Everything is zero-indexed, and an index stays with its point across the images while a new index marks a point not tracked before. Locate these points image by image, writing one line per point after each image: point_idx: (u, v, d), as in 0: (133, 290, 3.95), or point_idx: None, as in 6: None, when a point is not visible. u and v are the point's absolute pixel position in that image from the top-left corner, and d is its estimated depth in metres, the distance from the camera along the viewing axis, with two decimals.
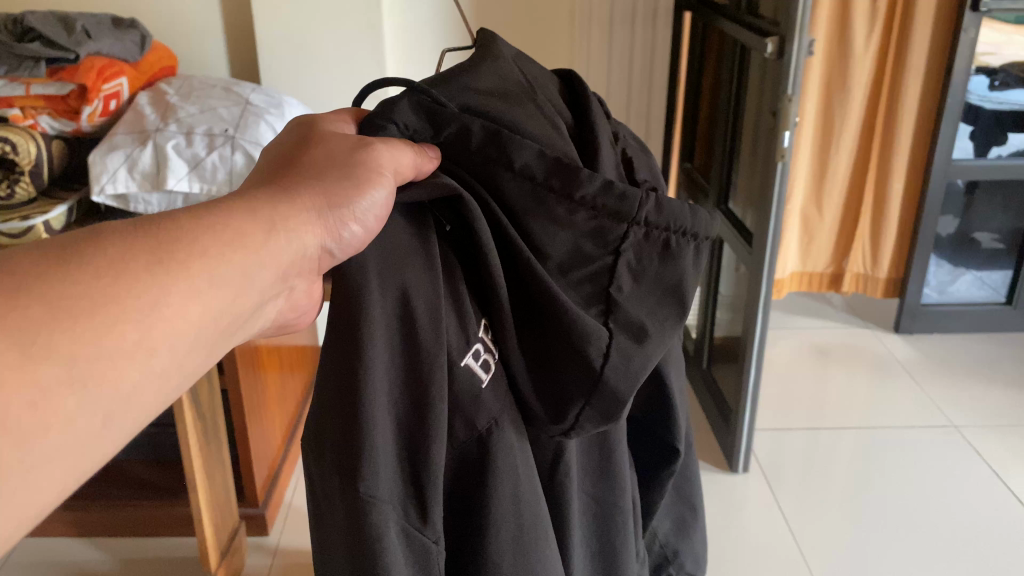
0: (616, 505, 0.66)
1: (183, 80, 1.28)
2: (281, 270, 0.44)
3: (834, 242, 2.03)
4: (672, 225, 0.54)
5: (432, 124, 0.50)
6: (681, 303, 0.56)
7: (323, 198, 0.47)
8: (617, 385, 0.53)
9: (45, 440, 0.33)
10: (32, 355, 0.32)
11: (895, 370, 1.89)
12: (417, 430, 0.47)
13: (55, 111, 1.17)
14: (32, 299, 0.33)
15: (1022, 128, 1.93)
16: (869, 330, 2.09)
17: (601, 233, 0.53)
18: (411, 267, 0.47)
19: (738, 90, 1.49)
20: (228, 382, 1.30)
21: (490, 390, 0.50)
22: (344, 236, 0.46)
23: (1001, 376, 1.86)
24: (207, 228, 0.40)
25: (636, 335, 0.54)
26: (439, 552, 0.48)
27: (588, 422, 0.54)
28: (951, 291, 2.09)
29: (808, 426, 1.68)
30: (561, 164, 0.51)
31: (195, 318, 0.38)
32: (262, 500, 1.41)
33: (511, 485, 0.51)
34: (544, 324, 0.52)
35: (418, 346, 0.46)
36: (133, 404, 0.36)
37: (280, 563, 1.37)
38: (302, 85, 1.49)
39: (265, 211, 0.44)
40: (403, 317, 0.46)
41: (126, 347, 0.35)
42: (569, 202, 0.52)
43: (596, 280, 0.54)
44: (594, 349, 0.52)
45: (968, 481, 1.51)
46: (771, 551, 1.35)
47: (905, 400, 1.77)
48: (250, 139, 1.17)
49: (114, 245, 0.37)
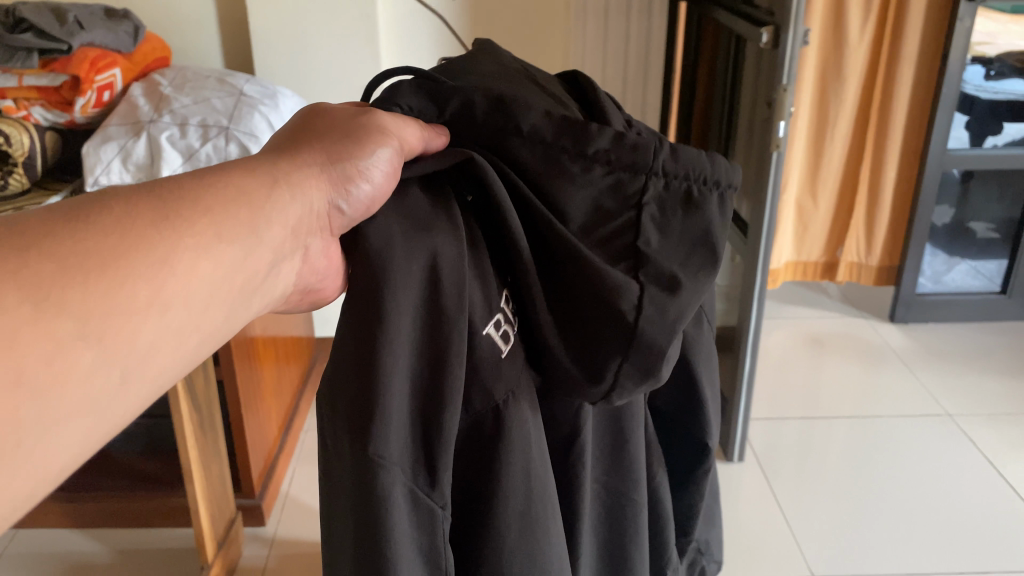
0: (626, 495, 0.65)
1: (177, 72, 1.27)
2: (291, 228, 0.44)
3: (829, 232, 2.04)
4: (692, 173, 0.52)
5: (435, 105, 0.50)
6: (711, 252, 0.53)
7: (328, 158, 0.47)
8: (654, 336, 0.50)
9: (64, 394, 0.32)
10: (44, 310, 0.31)
11: (890, 359, 1.90)
12: (434, 394, 0.44)
13: (48, 103, 1.17)
14: (41, 256, 0.32)
15: (1017, 118, 1.94)
16: (864, 319, 2.10)
17: (619, 187, 0.51)
18: (437, 228, 0.45)
19: (733, 81, 1.49)
20: (224, 373, 1.30)
21: (509, 362, 0.49)
22: (352, 193, 0.45)
23: (996, 364, 1.87)
24: (211, 189, 0.40)
25: (666, 285, 0.51)
26: (446, 518, 0.45)
27: (628, 381, 0.51)
28: (946, 280, 2.09)
29: (803, 415, 1.69)
30: (569, 121, 0.49)
31: (207, 275, 0.38)
32: (258, 491, 1.42)
33: (521, 454, 0.49)
34: (571, 285, 0.50)
35: (441, 309, 0.44)
36: (148, 362, 0.36)
37: (277, 554, 1.37)
38: (296, 75, 1.48)
39: (273, 171, 0.44)
40: (428, 279, 0.44)
41: (139, 304, 0.34)
42: (582, 158, 0.50)
43: (621, 236, 0.51)
44: (624, 301, 0.49)
45: (962, 469, 1.52)
46: (766, 540, 1.35)
47: (899, 389, 1.78)
48: (244, 130, 1.17)
49: (117, 207, 0.36)
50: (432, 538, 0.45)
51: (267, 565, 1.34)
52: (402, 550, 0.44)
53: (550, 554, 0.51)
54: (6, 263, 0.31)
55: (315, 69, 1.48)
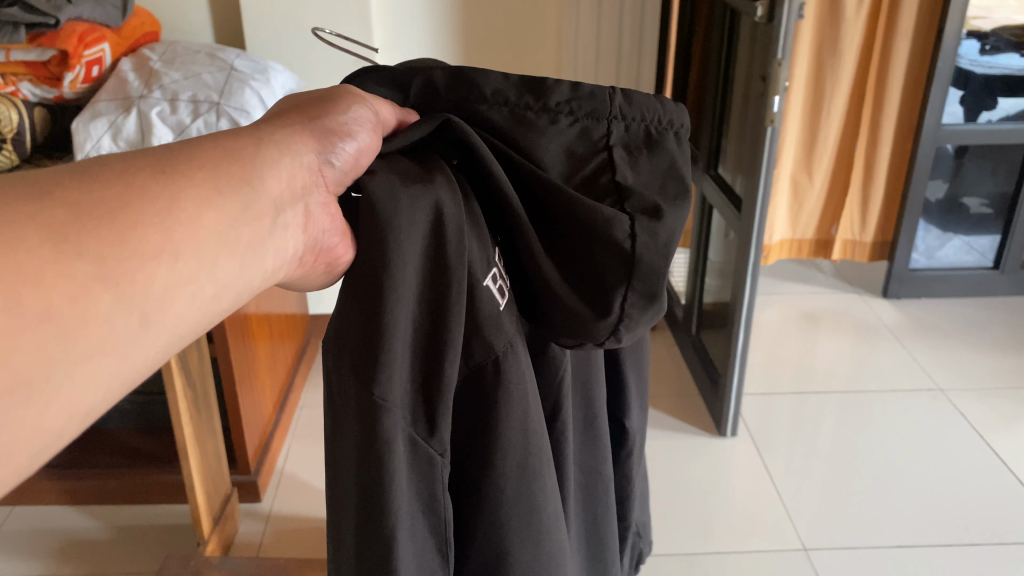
0: (598, 472, 0.66)
1: (167, 46, 1.26)
2: (285, 184, 0.40)
3: (823, 208, 2.04)
4: (647, 116, 0.52)
5: (399, 91, 0.51)
6: (681, 187, 0.53)
7: (306, 118, 0.44)
8: (652, 259, 0.50)
9: (79, 336, 0.30)
10: (64, 251, 0.29)
11: (883, 335, 1.91)
12: (435, 342, 0.44)
13: (36, 77, 1.16)
14: (53, 202, 0.30)
15: (1013, 93, 1.93)
16: (857, 295, 2.10)
17: (587, 134, 0.51)
18: (438, 181, 0.44)
19: (726, 57, 1.48)
20: (218, 350, 1.30)
21: (507, 314, 0.48)
22: (339, 146, 0.43)
23: (989, 339, 1.88)
24: (211, 146, 0.37)
25: (651, 212, 0.50)
26: (444, 466, 0.45)
27: (635, 298, 0.50)
28: (938, 256, 2.10)
29: (796, 390, 1.70)
30: (527, 79, 0.49)
31: (214, 225, 0.35)
32: (254, 467, 1.43)
33: (520, 407, 0.48)
34: (567, 230, 0.50)
35: (445, 258, 0.43)
36: (165, 312, 0.33)
37: (273, 528, 1.38)
38: (288, 50, 1.47)
39: (259, 133, 0.41)
40: (434, 226, 0.43)
41: (152, 252, 0.32)
42: (545, 111, 0.50)
43: (601, 178, 0.51)
44: (616, 231, 0.49)
45: (954, 444, 1.54)
46: (759, 513, 1.37)
47: (892, 365, 1.79)
48: (235, 105, 1.16)
49: (122, 162, 0.34)
50: (430, 483, 0.45)
51: (263, 540, 1.35)
52: (400, 500, 0.43)
53: (545, 508, 0.51)
54: (23, 204, 0.29)
55: (309, 43, 1.47)
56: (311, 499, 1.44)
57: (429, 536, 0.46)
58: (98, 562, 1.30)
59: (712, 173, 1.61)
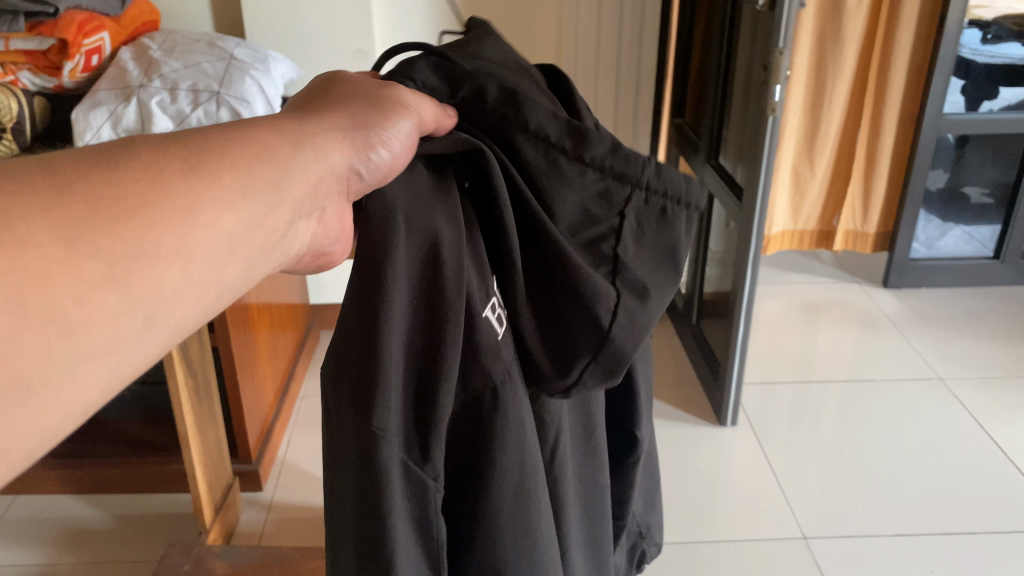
0: (597, 485, 0.66)
1: (167, 36, 1.26)
2: (309, 192, 0.40)
3: (824, 198, 2.04)
4: (669, 193, 0.53)
5: (448, 85, 0.48)
6: (674, 270, 0.55)
7: (350, 122, 0.43)
8: (623, 343, 0.51)
9: (88, 336, 0.30)
10: (75, 249, 0.29)
11: (883, 324, 1.91)
12: (428, 371, 0.43)
13: (36, 67, 1.15)
14: (73, 197, 0.30)
15: (1014, 82, 1.93)
16: (857, 284, 2.10)
17: (607, 194, 0.51)
18: (439, 212, 0.44)
19: (728, 46, 1.47)
20: (219, 340, 1.30)
21: (506, 343, 0.48)
22: (373, 158, 0.42)
23: (989, 329, 1.88)
24: (240, 142, 0.37)
25: (638, 296, 0.52)
26: (438, 492, 0.45)
27: (593, 378, 0.51)
28: (939, 246, 2.10)
29: (796, 379, 1.71)
30: (572, 126, 0.49)
31: (229, 228, 0.35)
32: (255, 457, 1.43)
33: (517, 441, 0.48)
34: (555, 288, 0.49)
35: (441, 287, 0.43)
36: (174, 311, 0.33)
37: (274, 518, 1.38)
38: (289, 39, 1.46)
39: (293, 128, 0.41)
40: (428, 258, 0.43)
41: (164, 251, 0.32)
42: (579, 162, 0.49)
43: (602, 241, 0.51)
44: (601, 307, 0.49)
45: (953, 433, 1.54)
46: (759, 502, 1.37)
47: (893, 354, 1.79)
48: (235, 95, 1.16)
49: (147, 155, 0.34)
50: (425, 508, 0.45)
51: (264, 530, 1.36)
52: (396, 526, 0.44)
53: (541, 530, 0.51)
54: (36, 199, 0.29)
55: (310, 33, 1.46)
56: (312, 490, 1.45)
57: (423, 560, 0.46)
58: (100, 551, 1.31)
59: (712, 162, 1.61)
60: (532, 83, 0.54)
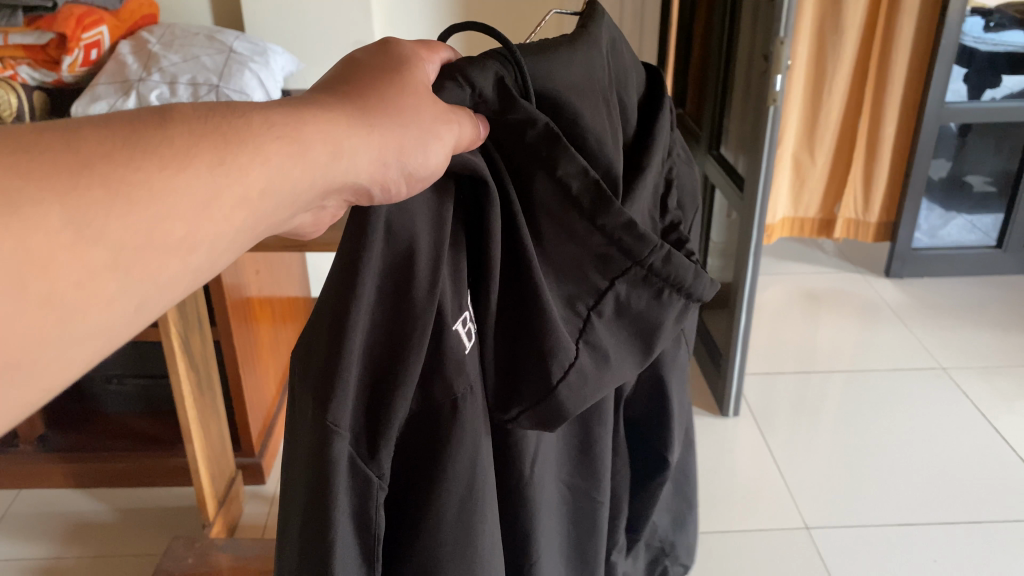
0: (592, 495, 0.65)
1: (166, 29, 1.25)
2: (313, 198, 0.38)
3: (826, 187, 2.04)
4: (670, 278, 0.52)
5: (501, 103, 0.44)
6: (642, 351, 0.54)
7: (395, 143, 0.40)
8: (567, 403, 0.49)
9: (81, 322, 0.30)
10: (83, 237, 0.29)
11: (885, 314, 1.91)
12: (392, 378, 0.42)
13: (35, 61, 1.15)
14: (95, 179, 0.29)
15: (1017, 70, 1.92)
16: (859, 274, 2.10)
17: (605, 259, 0.50)
18: (420, 217, 0.42)
19: (729, 36, 1.47)
20: (221, 333, 1.30)
21: (472, 356, 0.47)
22: (392, 192, 0.40)
23: (991, 318, 1.88)
24: (280, 131, 0.35)
25: (597, 362, 0.51)
26: (382, 490, 0.44)
27: (530, 421, 0.49)
28: (941, 235, 2.10)
29: (798, 369, 1.71)
30: (599, 189, 0.47)
31: (240, 224, 0.34)
32: (258, 449, 1.43)
33: (471, 449, 0.47)
34: (523, 329, 0.48)
35: (410, 294, 0.41)
36: (170, 295, 0.33)
37: (277, 511, 1.38)
38: (289, 31, 1.46)
39: (336, 132, 0.38)
40: (401, 262, 0.41)
41: (172, 244, 0.31)
42: (592, 223, 0.48)
43: (579, 294, 0.51)
44: (554, 364, 0.48)
45: (956, 422, 1.54)
46: (761, 491, 1.38)
47: (894, 343, 1.79)
48: (234, 88, 1.16)
49: (183, 133, 0.32)
50: (364, 505, 0.45)
51: (268, 522, 1.36)
52: (335, 517, 0.43)
53: (482, 545, 0.50)
54: (57, 181, 0.28)
55: (311, 23, 1.46)
56: None
57: (357, 556, 0.46)
58: (104, 544, 1.31)
59: (714, 152, 1.61)
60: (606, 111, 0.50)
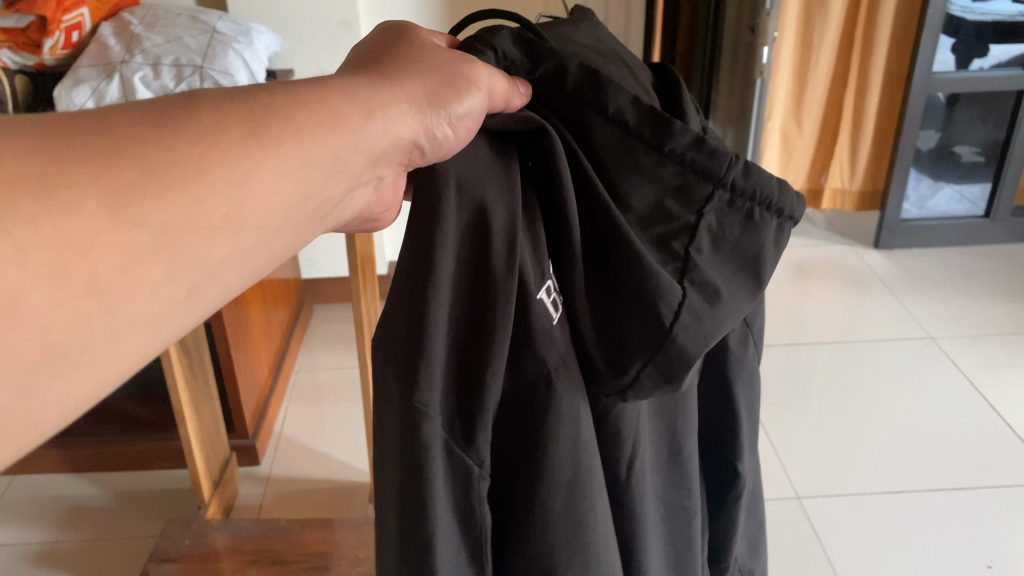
0: (683, 501, 0.60)
1: (147, 10, 1.23)
2: (364, 162, 0.38)
3: (813, 157, 2.04)
4: (759, 195, 0.47)
5: (530, 60, 0.44)
6: (754, 282, 0.47)
7: (424, 95, 0.40)
8: (684, 345, 0.44)
9: (131, 306, 0.28)
10: (122, 219, 0.28)
11: (874, 285, 1.92)
12: (478, 351, 0.40)
13: (16, 45, 1.12)
14: (127, 161, 0.29)
15: (1004, 39, 1.92)
16: (848, 245, 2.11)
17: (686, 189, 0.45)
18: (490, 183, 0.41)
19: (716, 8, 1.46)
20: (211, 317, 1.30)
21: (559, 328, 0.44)
22: (439, 135, 0.40)
23: (980, 288, 1.89)
24: (308, 99, 0.35)
25: (706, 302, 0.45)
26: (484, 479, 0.41)
27: (648, 380, 0.44)
28: (929, 205, 2.10)
29: (787, 342, 1.71)
30: (655, 112, 0.44)
31: (286, 199, 0.34)
32: (251, 431, 1.43)
33: (569, 423, 0.43)
34: (614, 276, 0.44)
35: (488, 264, 0.40)
36: (219, 279, 0.32)
37: (273, 491, 1.39)
38: (272, 11, 1.44)
39: (364, 92, 0.38)
40: (477, 229, 0.40)
41: (216, 221, 0.31)
42: (660, 152, 0.44)
43: (675, 238, 0.46)
44: (662, 305, 0.43)
45: (946, 393, 1.55)
46: None
47: (884, 314, 1.80)
48: (219, 69, 1.15)
49: (209, 111, 0.32)
50: (468, 496, 0.42)
51: (263, 502, 1.37)
52: (437, 510, 0.41)
53: (595, 533, 0.46)
54: (92, 163, 0.28)
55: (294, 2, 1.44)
56: (309, 463, 1.45)
57: (464, 553, 0.43)
58: (100, 527, 1.32)
59: None
60: (630, 71, 0.51)
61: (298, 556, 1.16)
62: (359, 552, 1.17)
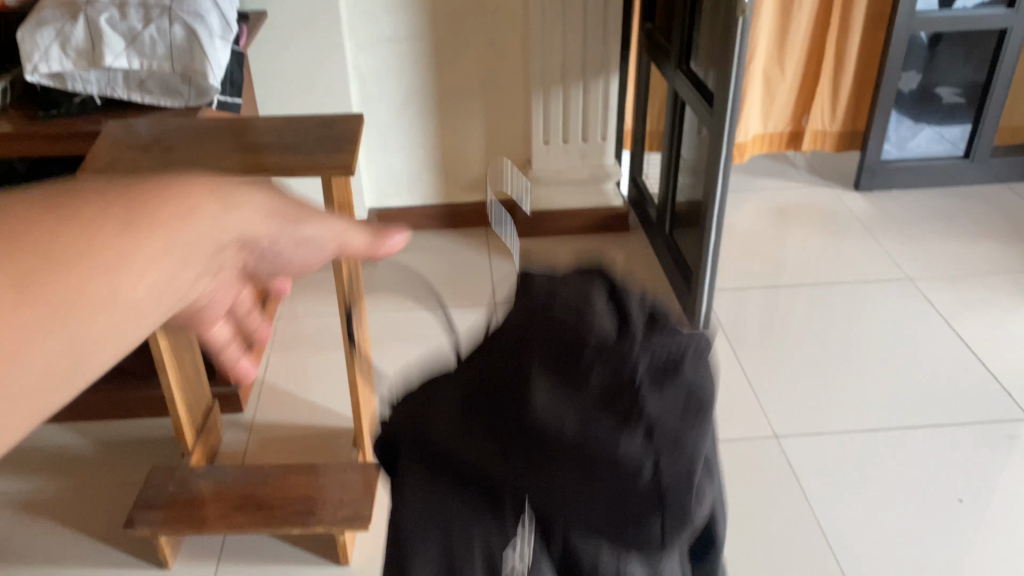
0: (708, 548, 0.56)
1: None
2: (185, 246, 0.34)
3: (794, 98, 2.03)
4: (672, 348, 0.41)
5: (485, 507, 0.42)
6: (705, 412, 0.41)
7: (279, 202, 0.39)
8: (669, 490, 0.40)
9: (101, 320, 0.30)
10: (79, 224, 0.29)
11: (853, 226, 1.93)
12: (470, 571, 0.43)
13: None
14: (84, 203, 0.30)
15: None
16: (829, 186, 2.11)
17: (612, 394, 0.39)
18: (436, 438, 0.43)
19: None
20: None
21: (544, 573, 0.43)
22: (306, 237, 0.40)
23: (957, 228, 1.91)
24: (191, 181, 0.34)
25: (683, 412, 0.40)
26: None
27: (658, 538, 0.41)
28: (910, 146, 2.10)
29: (766, 284, 1.73)
30: (558, 362, 0.39)
31: (202, 217, 0.34)
32: (234, 379, 1.43)
33: None
34: (567, 510, 0.41)
35: (451, 475, 0.43)
36: (157, 302, 0.33)
37: (256, 438, 1.40)
38: None
39: (221, 184, 0.36)
40: (427, 474, 0.44)
41: (151, 237, 0.31)
42: (602, 421, 0.39)
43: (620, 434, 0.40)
44: (628, 477, 0.39)
45: (924, 332, 1.58)
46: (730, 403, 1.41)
47: (862, 256, 1.82)
48: (189, 9, 1.11)
49: (99, 181, 0.31)
50: None
51: (247, 449, 1.37)
52: None
53: None
54: (39, 210, 0.28)
55: None
56: (292, 408, 1.46)
57: None
58: (85, 474, 1.33)
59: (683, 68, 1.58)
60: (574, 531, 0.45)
61: (283, 501, 1.18)
62: (342, 497, 1.19)
